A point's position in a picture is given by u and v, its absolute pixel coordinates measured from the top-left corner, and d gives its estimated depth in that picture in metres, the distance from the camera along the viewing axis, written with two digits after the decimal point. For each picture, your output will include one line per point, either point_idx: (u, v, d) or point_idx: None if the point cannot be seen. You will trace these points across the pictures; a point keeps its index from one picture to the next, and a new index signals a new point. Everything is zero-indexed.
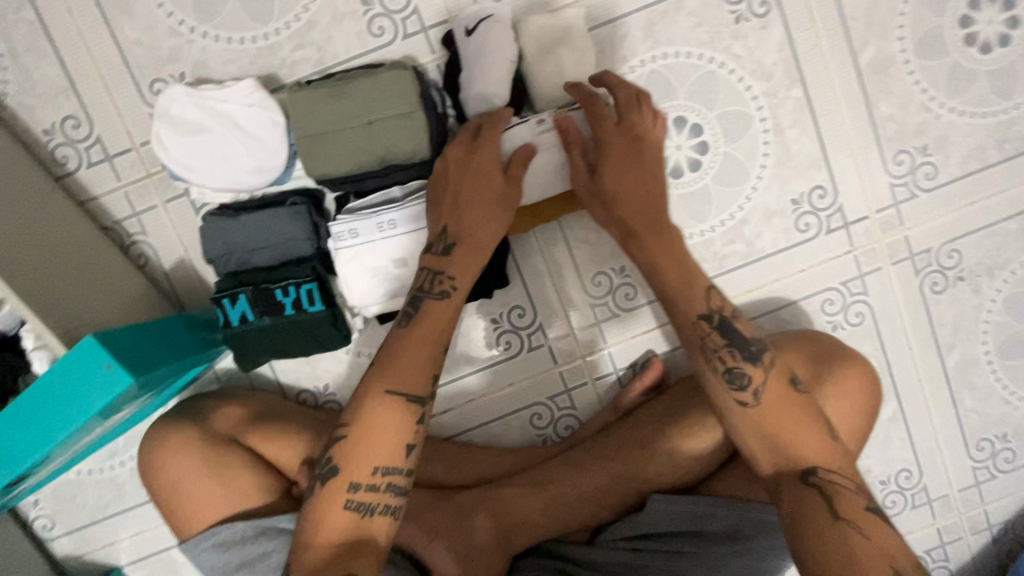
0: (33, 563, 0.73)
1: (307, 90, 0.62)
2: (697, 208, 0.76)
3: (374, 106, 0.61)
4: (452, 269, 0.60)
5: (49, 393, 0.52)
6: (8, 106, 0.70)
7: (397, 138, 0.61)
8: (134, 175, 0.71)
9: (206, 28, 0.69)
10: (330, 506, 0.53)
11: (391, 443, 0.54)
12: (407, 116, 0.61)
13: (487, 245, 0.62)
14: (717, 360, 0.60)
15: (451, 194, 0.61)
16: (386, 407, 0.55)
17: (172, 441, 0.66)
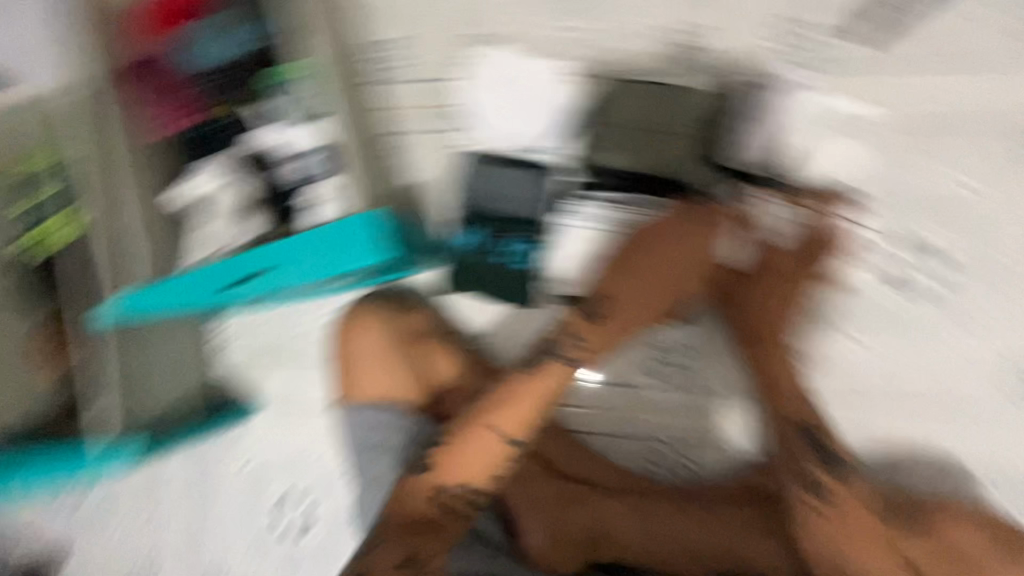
0: (190, 377, 0.84)
1: (630, 87, 0.74)
2: (895, 331, 0.74)
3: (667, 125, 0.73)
4: (591, 338, 0.68)
5: (304, 237, 0.72)
6: (348, 11, 0.82)
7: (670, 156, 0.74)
8: (418, 101, 0.81)
9: (533, 7, 0.79)
10: (412, 494, 0.64)
11: (481, 466, 0.64)
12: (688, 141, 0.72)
13: (635, 322, 0.70)
14: (814, 475, 0.65)
15: (623, 276, 0.70)
16: (484, 442, 0.65)
17: (369, 320, 0.78)
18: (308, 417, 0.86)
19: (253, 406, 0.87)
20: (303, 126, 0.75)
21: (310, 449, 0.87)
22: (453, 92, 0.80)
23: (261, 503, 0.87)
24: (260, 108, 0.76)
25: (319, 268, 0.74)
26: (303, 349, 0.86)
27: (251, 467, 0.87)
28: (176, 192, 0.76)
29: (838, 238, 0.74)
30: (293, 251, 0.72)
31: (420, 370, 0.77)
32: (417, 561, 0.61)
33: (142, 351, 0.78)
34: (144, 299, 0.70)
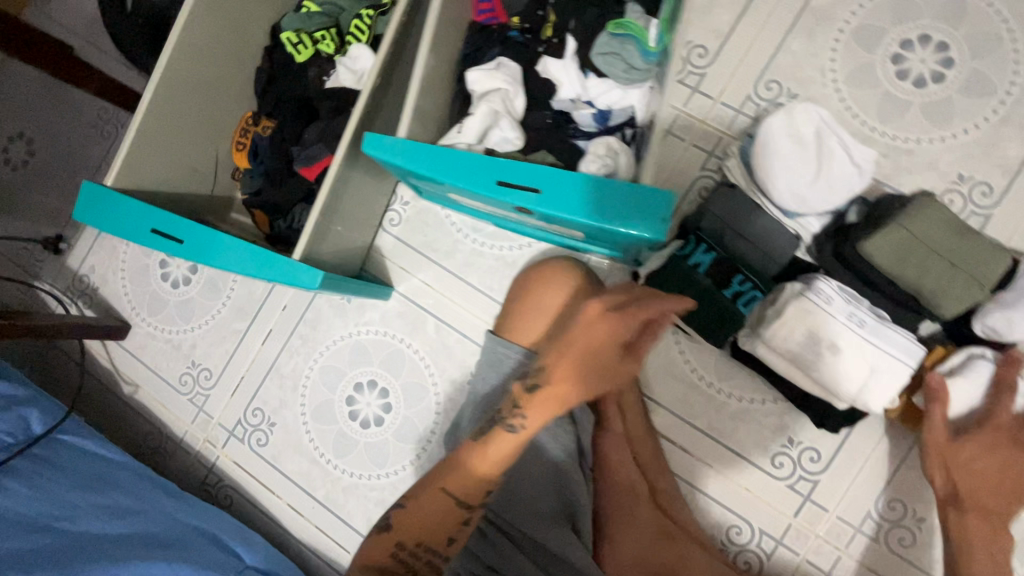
0: (367, 233, 0.89)
1: (937, 207, 0.65)
2: None
3: (965, 262, 0.64)
4: (528, 412, 0.61)
5: (607, 193, 0.64)
6: None
7: (951, 296, 0.64)
8: (696, 113, 0.84)
9: (844, 88, 0.81)
10: (373, 545, 0.61)
11: (439, 526, 0.61)
12: (976, 290, 0.63)
13: (570, 400, 0.61)
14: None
15: (559, 352, 0.61)
16: (436, 501, 0.62)
17: (565, 278, 0.75)
18: (443, 330, 0.90)
19: (392, 289, 0.92)
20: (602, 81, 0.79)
21: (421, 350, 0.90)
22: (729, 125, 0.84)
23: (352, 374, 0.92)
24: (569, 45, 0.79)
25: (571, 213, 0.64)
26: (469, 264, 0.90)
27: (362, 338, 0.92)
28: (472, 75, 0.75)
29: None
30: (555, 189, 0.64)
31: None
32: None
33: (342, 192, 0.74)
34: (406, 149, 0.66)
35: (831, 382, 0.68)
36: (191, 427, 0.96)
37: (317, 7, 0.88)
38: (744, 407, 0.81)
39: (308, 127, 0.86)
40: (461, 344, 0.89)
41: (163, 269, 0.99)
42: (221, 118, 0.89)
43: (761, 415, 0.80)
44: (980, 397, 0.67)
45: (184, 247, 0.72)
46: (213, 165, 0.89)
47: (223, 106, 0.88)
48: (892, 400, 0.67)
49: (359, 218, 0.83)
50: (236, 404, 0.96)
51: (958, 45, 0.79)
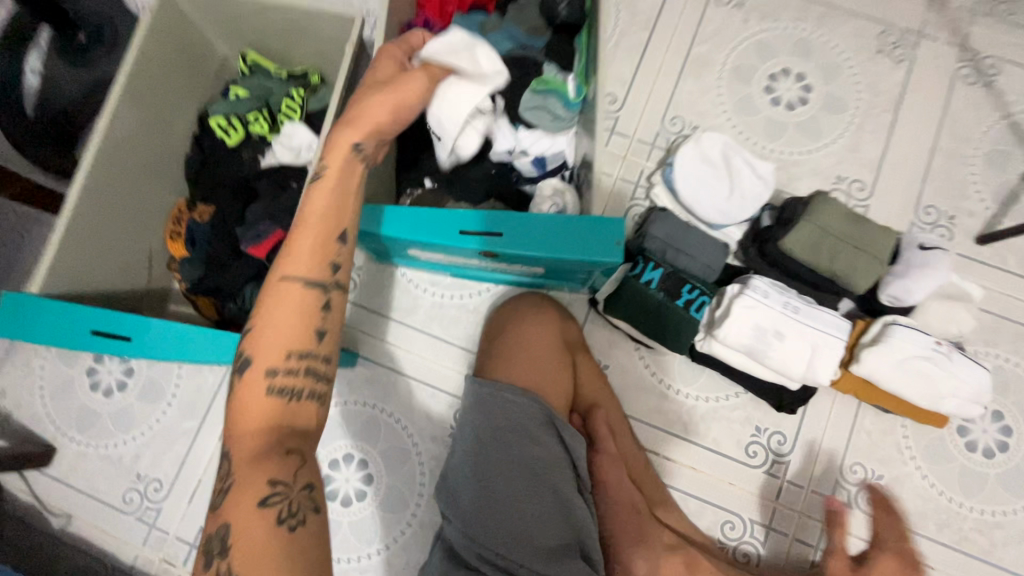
0: None
1: (830, 200, 0.78)
2: (969, 483, 0.83)
3: (863, 243, 0.75)
4: (331, 147, 0.60)
5: (564, 229, 0.68)
6: None
7: (858, 272, 0.75)
8: (617, 151, 0.94)
9: (734, 116, 0.95)
10: (246, 398, 0.52)
11: (299, 319, 0.54)
12: (877, 264, 0.75)
13: (385, 127, 0.61)
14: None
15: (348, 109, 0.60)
16: (288, 288, 0.55)
17: (534, 317, 0.80)
18: (415, 387, 0.89)
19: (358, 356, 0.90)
20: (459, 86, 0.70)
21: (395, 412, 0.88)
22: (648, 157, 0.94)
23: (326, 451, 0.87)
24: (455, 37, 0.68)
25: (535, 252, 0.68)
26: (433, 317, 0.91)
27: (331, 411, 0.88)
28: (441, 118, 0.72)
29: (973, 384, 0.76)
30: (513, 232, 0.68)
31: (572, 377, 0.79)
32: (284, 522, 0.46)
33: None
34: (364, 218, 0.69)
35: (785, 366, 0.76)
36: (142, 549, 0.86)
37: (246, 90, 0.88)
38: (712, 406, 0.86)
39: (250, 206, 0.85)
40: (437, 399, 0.89)
41: (91, 376, 0.91)
42: (151, 210, 0.86)
43: (728, 411, 0.86)
44: (904, 358, 0.76)
45: (134, 343, 0.67)
46: (147, 257, 0.85)
47: (153, 198, 0.86)
48: (835, 371, 0.76)
49: None
50: (195, 512, 0.87)
51: (811, 74, 0.96)
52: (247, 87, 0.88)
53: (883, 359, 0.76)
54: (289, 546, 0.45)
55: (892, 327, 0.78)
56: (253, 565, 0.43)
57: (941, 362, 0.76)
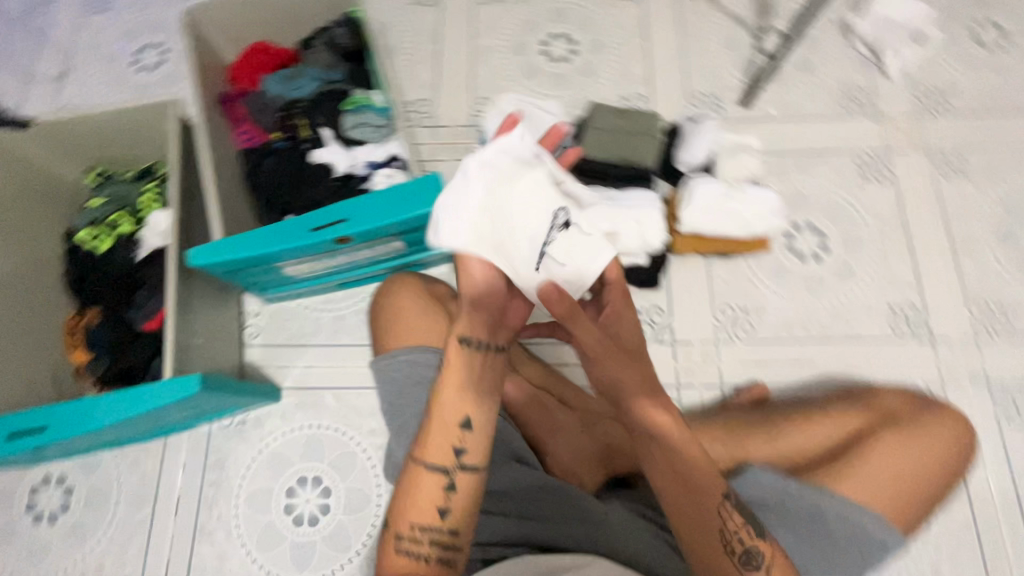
0: (233, 355, 0.96)
1: (602, 106, 0.98)
2: (812, 285, 0.98)
3: (636, 126, 0.96)
4: (461, 332, 0.67)
5: (396, 197, 0.81)
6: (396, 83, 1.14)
7: (642, 149, 0.94)
8: (444, 140, 1.09)
9: (525, 81, 1.13)
10: (388, 554, 0.64)
11: (431, 496, 0.65)
12: (651, 138, 0.95)
13: (474, 322, 0.67)
14: (733, 542, 0.62)
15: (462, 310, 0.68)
16: (419, 475, 0.65)
17: (406, 282, 0.90)
18: (341, 395, 0.97)
19: (280, 389, 0.97)
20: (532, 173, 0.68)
21: (331, 422, 0.95)
22: (468, 135, 1.09)
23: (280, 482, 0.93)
24: (515, 141, 0.70)
25: (376, 224, 0.80)
26: (335, 329, 0.99)
27: (275, 446, 0.95)
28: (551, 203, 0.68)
29: (767, 203, 0.93)
30: (353, 218, 0.80)
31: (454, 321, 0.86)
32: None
33: (189, 309, 0.82)
34: (220, 249, 0.79)
35: (622, 244, 0.90)
36: None
37: (103, 199, 0.98)
38: None
39: (137, 292, 0.92)
40: (363, 396, 0.97)
41: (33, 509, 0.92)
42: (44, 330, 0.92)
43: None
44: (709, 201, 0.92)
45: (50, 431, 0.73)
46: (54, 373, 0.90)
47: (42, 318, 0.92)
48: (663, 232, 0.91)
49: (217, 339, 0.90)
50: None
51: (572, 31, 1.16)
52: (103, 197, 0.98)
53: (695, 210, 0.92)
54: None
55: (693, 182, 0.94)
56: None
57: (737, 194, 0.93)
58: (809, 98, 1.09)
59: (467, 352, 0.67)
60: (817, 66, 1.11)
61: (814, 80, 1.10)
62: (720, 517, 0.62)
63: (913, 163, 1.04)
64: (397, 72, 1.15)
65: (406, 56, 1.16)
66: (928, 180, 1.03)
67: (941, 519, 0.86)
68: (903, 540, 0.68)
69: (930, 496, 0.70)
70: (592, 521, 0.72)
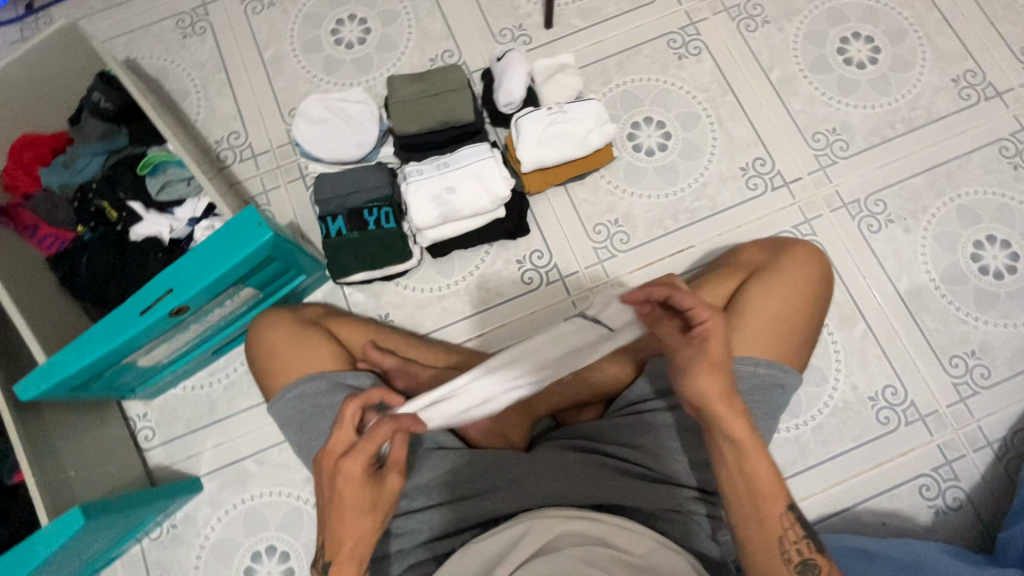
0: (133, 466, 0.90)
1: (399, 78, 0.94)
2: (667, 175, 1.00)
3: (441, 86, 0.93)
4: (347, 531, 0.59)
5: (216, 245, 0.75)
6: (196, 127, 1.05)
7: (455, 106, 0.91)
8: (267, 167, 1.02)
9: (329, 77, 1.06)
10: None
11: None
12: (460, 92, 0.93)
13: (360, 555, 0.60)
14: (791, 552, 0.58)
15: (353, 512, 0.59)
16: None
17: (269, 319, 0.85)
18: (262, 458, 0.92)
19: (198, 478, 0.92)
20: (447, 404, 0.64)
21: (264, 489, 0.91)
22: (293, 153, 1.03)
23: (235, 568, 0.89)
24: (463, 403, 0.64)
25: (206, 280, 0.74)
26: (231, 398, 0.94)
27: (215, 536, 0.90)
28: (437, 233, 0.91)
29: (595, 114, 0.93)
30: (177, 280, 0.74)
31: (334, 341, 0.83)
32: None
33: (47, 443, 0.75)
34: (46, 369, 0.72)
35: (473, 205, 0.89)
36: None
37: None
38: (478, 275, 0.98)
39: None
40: (286, 450, 0.92)
41: None
42: None
43: (491, 269, 0.98)
44: (535, 134, 0.91)
45: None
46: None
47: None
48: (506, 178, 0.89)
49: (103, 460, 0.84)
50: None
51: (358, 9, 1.09)
52: None
53: (526, 147, 0.91)
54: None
55: (518, 123, 0.92)
56: None
57: (561, 115, 0.92)
58: None
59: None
60: None
61: None
62: (784, 525, 0.59)
63: (719, 27, 1.06)
64: (193, 113, 1.05)
65: (196, 94, 1.06)
66: (738, 39, 1.06)
67: (841, 341, 0.92)
68: (798, 374, 0.73)
69: (807, 327, 0.75)
70: (526, 477, 0.71)
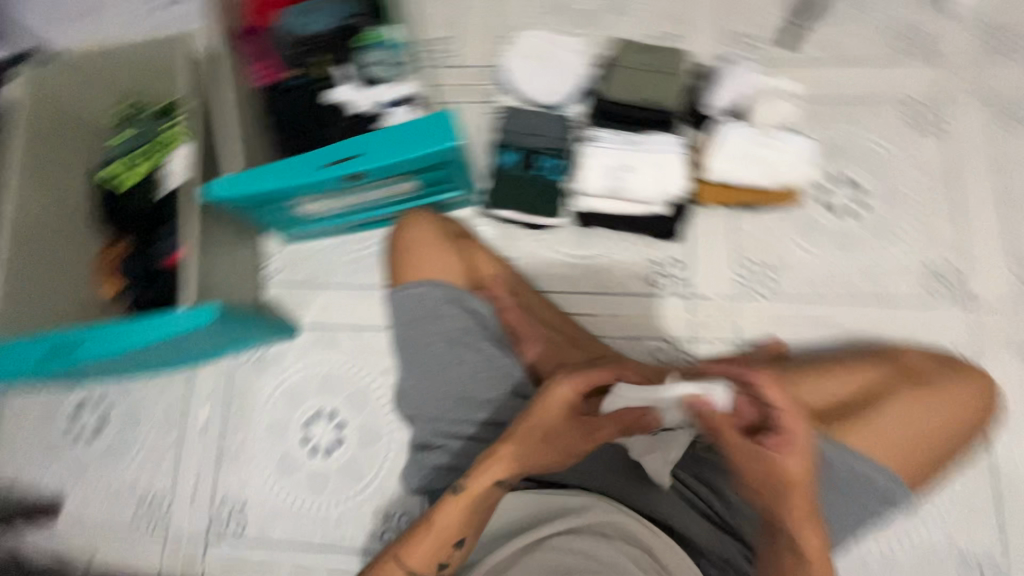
0: (254, 291, 0.99)
1: (627, 46, 0.93)
2: (843, 242, 0.93)
3: (663, 68, 0.91)
4: (530, 447, 0.63)
5: (408, 132, 0.79)
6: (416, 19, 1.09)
7: (669, 93, 0.89)
8: (462, 79, 1.06)
9: (551, 18, 1.07)
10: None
11: (433, 556, 0.63)
12: (679, 80, 0.90)
13: (512, 466, 0.63)
14: None
15: (542, 436, 0.63)
16: (393, 565, 0.63)
17: (416, 215, 0.88)
18: (356, 334, 0.99)
19: (298, 325, 1.00)
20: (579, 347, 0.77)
21: (347, 361, 0.98)
22: (490, 76, 1.05)
23: (297, 415, 0.96)
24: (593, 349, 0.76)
25: (388, 159, 0.79)
26: (351, 271, 1.01)
27: (292, 380, 0.98)
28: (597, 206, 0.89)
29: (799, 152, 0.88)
30: (368, 147, 0.79)
31: (465, 260, 0.86)
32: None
33: (208, 241, 0.86)
34: (238, 178, 0.80)
35: (642, 190, 0.87)
36: (163, 559, 0.93)
37: (128, 133, 1.00)
38: (612, 258, 0.97)
39: (161, 227, 0.95)
40: (378, 336, 0.98)
41: (73, 425, 0.99)
42: (80, 263, 0.97)
43: (626, 257, 0.97)
44: (736, 151, 0.88)
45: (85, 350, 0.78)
46: (88, 304, 0.96)
47: (79, 249, 0.97)
48: (686, 180, 0.87)
49: (236, 275, 0.93)
50: (201, 509, 0.94)
51: None
52: (128, 131, 1.00)
53: (721, 159, 0.88)
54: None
55: (721, 130, 0.89)
56: None
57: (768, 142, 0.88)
58: (860, 39, 1.00)
59: (492, 482, 0.63)
60: (870, 4, 1.01)
61: (866, 20, 1.01)
62: None
63: (970, 114, 0.96)
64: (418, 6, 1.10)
65: None
66: (986, 134, 0.95)
67: (958, 487, 0.84)
68: (911, 495, 0.67)
69: (940, 453, 0.69)
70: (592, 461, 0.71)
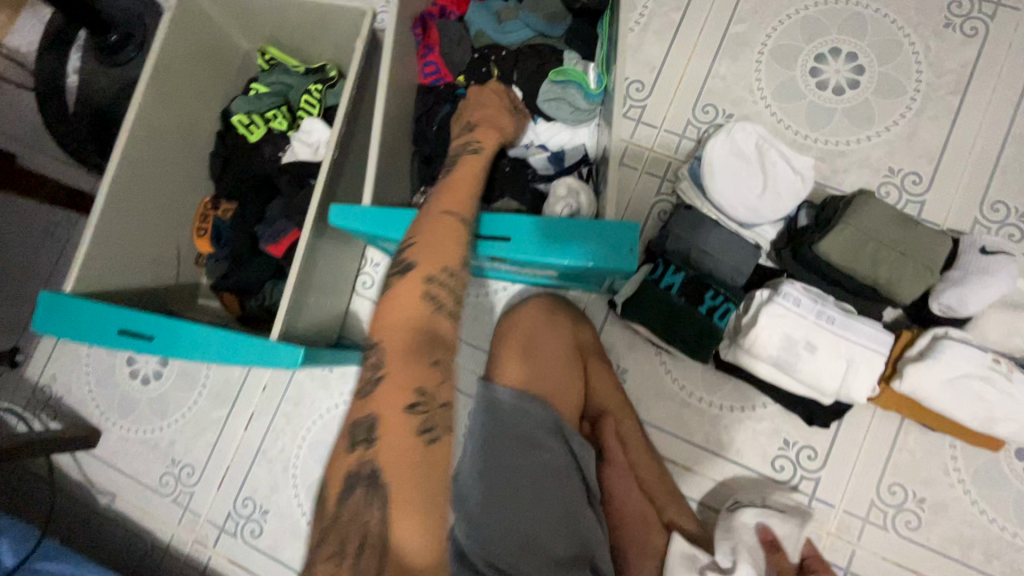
0: (343, 301, 0.90)
1: (873, 201, 0.71)
2: (1019, 510, 0.76)
3: (913, 246, 0.68)
4: (497, 120, 0.74)
5: (577, 233, 0.63)
6: None
7: (905, 283, 0.68)
8: (642, 142, 0.89)
9: (773, 103, 0.87)
10: (407, 291, 0.54)
11: (453, 245, 0.58)
12: (927, 271, 0.68)
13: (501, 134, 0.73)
14: None
15: (485, 107, 0.75)
16: (449, 221, 0.59)
17: (545, 316, 0.79)
18: None
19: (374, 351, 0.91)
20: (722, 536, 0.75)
21: None
22: (675, 148, 0.88)
23: None
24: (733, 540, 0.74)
25: (542, 256, 0.63)
26: None
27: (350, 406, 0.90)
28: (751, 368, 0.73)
29: None
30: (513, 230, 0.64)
31: (583, 381, 0.78)
32: (425, 433, 0.47)
33: (313, 264, 0.76)
34: (372, 217, 0.66)
35: (815, 379, 0.71)
36: (177, 529, 0.91)
37: (266, 86, 0.89)
38: (737, 416, 0.82)
39: (270, 204, 0.86)
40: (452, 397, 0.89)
41: (131, 366, 0.96)
42: (178, 207, 0.88)
43: (754, 423, 0.82)
44: (955, 375, 0.69)
45: (155, 342, 0.69)
46: (175, 256, 0.88)
47: (181, 195, 0.89)
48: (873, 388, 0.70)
49: (328, 292, 0.83)
50: (224, 497, 0.91)
51: (863, 54, 0.87)
52: (267, 82, 0.89)
53: (929, 376, 0.69)
54: (426, 458, 0.46)
55: (943, 342, 0.70)
56: (397, 455, 0.45)
57: (1000, 379, 0.68)
58: None
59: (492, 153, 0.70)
60: None
61: None
62: None
63: None
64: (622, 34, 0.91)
65: (640, 17, 0.91)
66: None
67: None
68: None
69: None
70: None
